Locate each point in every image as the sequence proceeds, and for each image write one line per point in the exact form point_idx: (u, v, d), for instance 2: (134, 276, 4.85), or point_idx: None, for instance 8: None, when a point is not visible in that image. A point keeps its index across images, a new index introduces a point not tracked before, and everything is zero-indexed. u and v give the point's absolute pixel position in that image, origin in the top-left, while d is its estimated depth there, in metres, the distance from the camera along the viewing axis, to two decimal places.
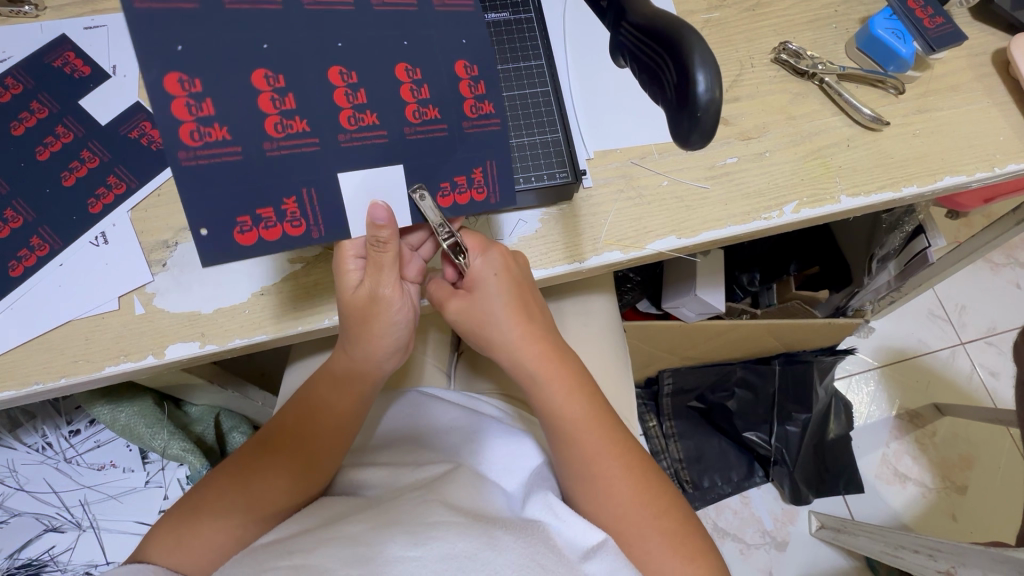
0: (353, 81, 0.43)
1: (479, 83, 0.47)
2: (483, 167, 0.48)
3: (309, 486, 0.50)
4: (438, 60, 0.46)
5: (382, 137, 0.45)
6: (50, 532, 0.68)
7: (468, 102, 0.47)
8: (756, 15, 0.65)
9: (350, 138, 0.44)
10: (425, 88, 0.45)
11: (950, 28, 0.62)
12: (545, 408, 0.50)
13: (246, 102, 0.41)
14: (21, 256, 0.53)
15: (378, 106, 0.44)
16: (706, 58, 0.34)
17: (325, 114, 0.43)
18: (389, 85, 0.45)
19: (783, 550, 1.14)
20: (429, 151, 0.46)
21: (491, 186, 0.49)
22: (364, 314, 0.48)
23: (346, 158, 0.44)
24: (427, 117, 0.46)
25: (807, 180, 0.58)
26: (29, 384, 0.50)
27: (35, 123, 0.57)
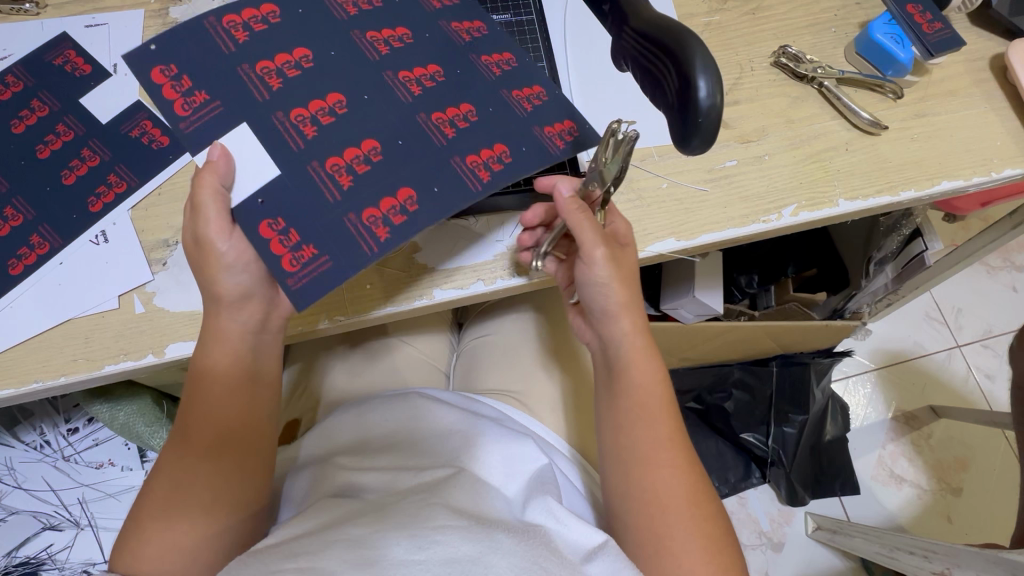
0: (330, 84, 0.48)
1: (452, 127, 0.49)
2: (406, 190, 0.46)
3: (213, 462, 0.47)
4: (391, 153, 0.47)
5: (309, 130, 0.46)
6: (47, 530, 0.69)
7: (371, 201, 0.45)
8: (756, 19, 0.65)
9: (282, 117, 0.46)
10: (354, 150, 0.46)
11: (950, 33, 0.62)
12: (630, 394, 0.51)
13: (263, 42, 0.48)
14: (21, 254, 0.53)
15: (320, 130, 0.47)
16: (708, 64, 0.34)
17: (299, 93, 0.47)
18: (354, 107, 0.48)
19: (778, 551, 1.15)
20: (292, 212, 0.45)
21: (410, 210, 0.46)
22: (201, 264, 0.46)
23: (262, 123, 0.46)
24: (315, 186, 0.45)
25: (806, 184, 0.59)
26: (29, 381, 0.50)
27: (35, 121, 0.57)
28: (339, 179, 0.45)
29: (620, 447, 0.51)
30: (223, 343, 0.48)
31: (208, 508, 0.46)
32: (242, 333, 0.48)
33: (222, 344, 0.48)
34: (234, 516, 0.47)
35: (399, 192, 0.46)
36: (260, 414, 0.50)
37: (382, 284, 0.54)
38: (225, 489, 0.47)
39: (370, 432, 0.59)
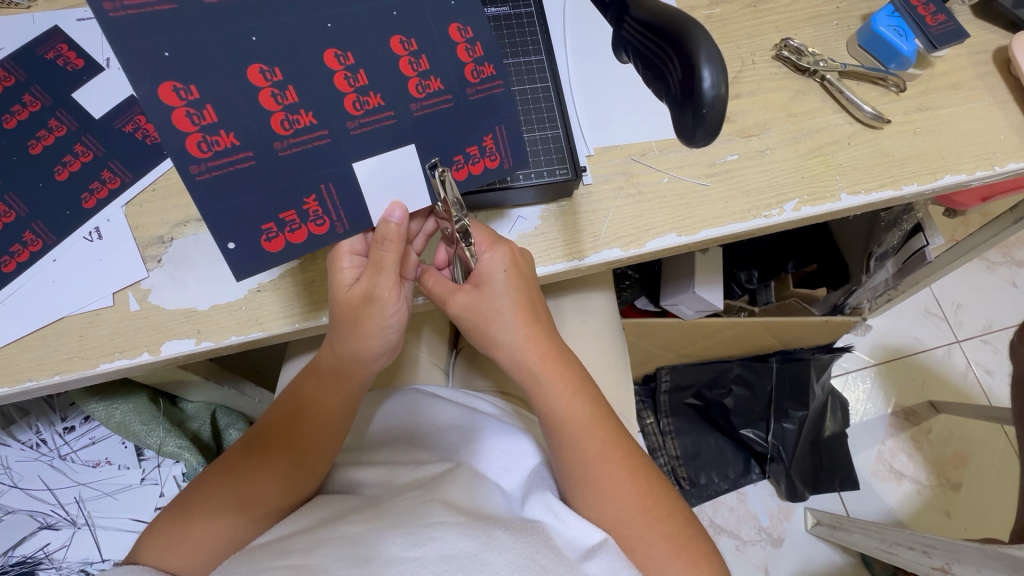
0: (350, 62, 0.43)
1: (476, 44, 0.46)
2: (493, 133, 0.48)
3: (312, 478, 0.51)
4: (440, 48, 0.45)
5: (390, 118, 0.45)
6: (45, 529, 0.68)
7: (474, 64, 0.46)
8: (758, 11, 0.64)
9: (358, 124, 0.44)
10: (421, 66, 0.45)
11: (953, 25, 0.62)
12: (546, 408, 0.50)
13: (248, 101, 0.41)
14: (14, 251, 0.53)
15: (378, 88, 0.44)
16: (712, 55, 0.33)
17: (327, 101, 0.43)
18: (386, 60, 0.44)
19: (778, 547, 1.15)
20: (446, 124, 0.47)
21: (502, 153, 0.49)
22: (355, 314, 0.48)
23: (357, 149, 0.45)
24: (437, 91, 0.46)
25: (808, 178, 0.58)
26: (23, 380, 0.50)
27: (27, 116, 0.56)
28: (441, 89, 0.46)
29: (579, 452, 0.49)
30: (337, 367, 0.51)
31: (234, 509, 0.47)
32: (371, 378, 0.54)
33: (344, 386, 0.52)
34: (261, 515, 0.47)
35: (466, 55, 0.46)
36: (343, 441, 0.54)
37: None
38: (261, 499, 0.48)
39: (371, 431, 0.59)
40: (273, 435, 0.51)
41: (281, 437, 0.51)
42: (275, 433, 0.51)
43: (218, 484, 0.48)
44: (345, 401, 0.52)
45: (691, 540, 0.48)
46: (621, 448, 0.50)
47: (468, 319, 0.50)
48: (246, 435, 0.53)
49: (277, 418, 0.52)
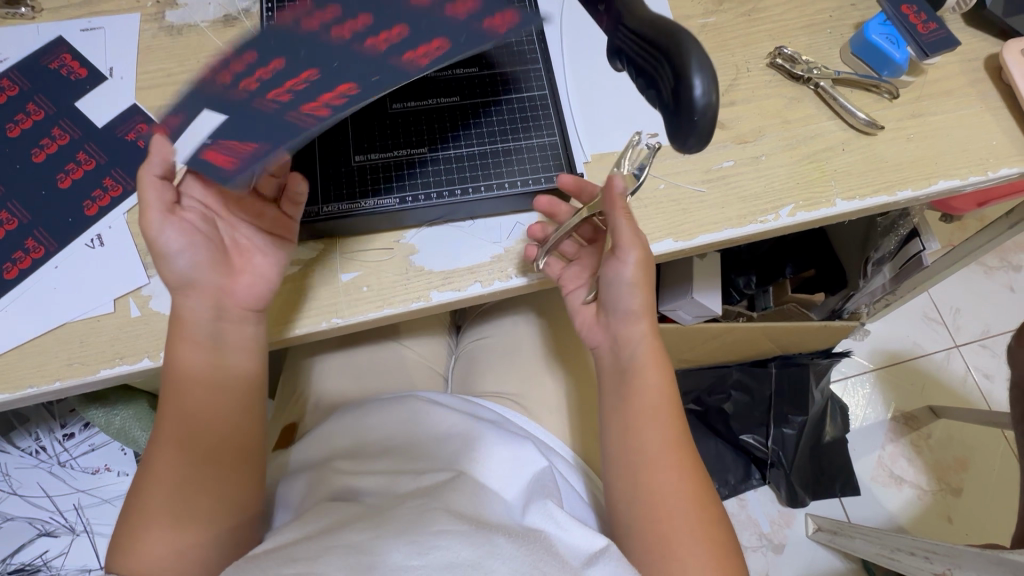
0: (262, 47, 0.42)
1: (340, 98, 0.42)
2: (249, 151, 0.42)
3: (242, 476, 0.49)
4: (446, 25, 0.42)
5: (227, 81, 0.42)
6: (43, 536, 0.67)
7: (434, 52, 0.42)
8: (753, 20, 0.65)
9: (225, 79, 0.43)
10: (430, 25, 0.42)
11: (944, 33, 0.62)
12: (634, 394, 0.52)
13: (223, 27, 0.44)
14: (16, 258, 0.53)
15: (410, 8, 0.42)
16: (703, 64, 0.34)
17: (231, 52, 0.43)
18: (285, 65, 0.42)
19: (779, 553, 1.15)
20: (363, 92, 0.42)
21: (233, 154, 0.43)
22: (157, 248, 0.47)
23: (342, 54, 0.42)
24: (405, 57, 0.42)
25: (803, 184, 0.59)
26: (24, 387, 0.50)
27: (30, 125, 0.57)
28: (418, 56, 0.42)
29: (630, 448, 0.50)
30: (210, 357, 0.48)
31: (193, 519, 0.47)
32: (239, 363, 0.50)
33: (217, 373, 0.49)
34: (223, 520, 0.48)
35: (448, 43, 0.42)
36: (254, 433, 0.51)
37: (379, 286, 0.54)
38: (204, 494, 0.47)
39: (369, 436, 0.59)
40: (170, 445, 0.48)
41: (174, 443, 0.47)
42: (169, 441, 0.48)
43: (154, 501, 0.47)
44: (219, 392, 0.49)
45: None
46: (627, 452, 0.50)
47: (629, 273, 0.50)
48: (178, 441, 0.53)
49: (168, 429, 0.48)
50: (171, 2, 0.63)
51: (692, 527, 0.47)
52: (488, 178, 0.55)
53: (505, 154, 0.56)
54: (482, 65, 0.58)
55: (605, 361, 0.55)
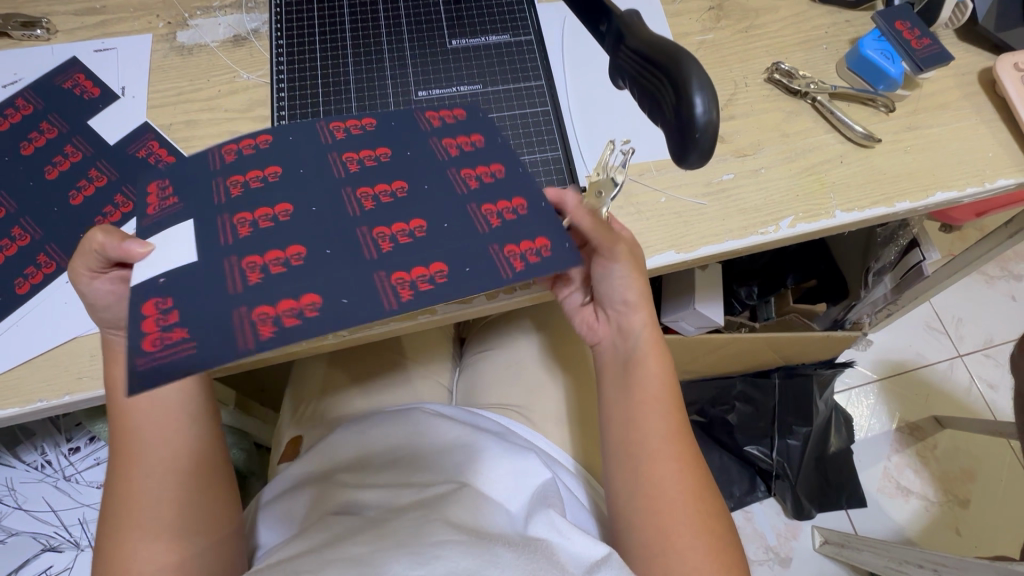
0: (278, 214, 0.45)
1: (283, 320, 0.40)
2: (188, 341, 0.40)
3: (216, 496, 0.49)
4: (449, 211, 0.48)
5: (227, 239, 0.44)
6: (48, 551, 0.68)
7: (419, 280, 0.44)
8: (750, 36, 0.67)
9: (226, 223, 0.44)
10: (432, 206, 0.48)
11: (938, 48, 0.63)
12: (639, 392, 0.52)
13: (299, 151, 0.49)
14: (28, 273, 0.54)
15: (431, 179, 0.49)
16: (704, 83, 0.35)
17: (259, 198, 0.46)
18: (277, 242, 0.44)
19: (786, 567, 1.14)
20: (306, 269, 0.43)
21: (162, 352, 0.39)
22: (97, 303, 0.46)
23: (339, 211, 0.47)
24: (380, 241, 0.45)
25: (803, 196, 0.60)
26: (33, 401, 0.50)
27: (44, 143, 0.58)
28: (386, 239, 0.45)
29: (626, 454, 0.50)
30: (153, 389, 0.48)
31: (180, 534, 0.46)
32: (175, 393, 0.48)
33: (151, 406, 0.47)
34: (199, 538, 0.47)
35: (423, 232, 0.46)
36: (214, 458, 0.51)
37: None
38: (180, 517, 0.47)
39: (375, 446, 0.59)
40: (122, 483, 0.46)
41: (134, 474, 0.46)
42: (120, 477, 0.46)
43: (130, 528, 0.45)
44: (172, 421, 0.48)
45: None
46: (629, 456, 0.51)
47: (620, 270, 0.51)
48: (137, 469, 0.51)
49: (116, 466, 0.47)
50: (182, 24, 0.65)
51: (698, 536, 0.47)
52: None
53: None
54: (486, 83, 0.61)
55: (606, 354, 0.55)
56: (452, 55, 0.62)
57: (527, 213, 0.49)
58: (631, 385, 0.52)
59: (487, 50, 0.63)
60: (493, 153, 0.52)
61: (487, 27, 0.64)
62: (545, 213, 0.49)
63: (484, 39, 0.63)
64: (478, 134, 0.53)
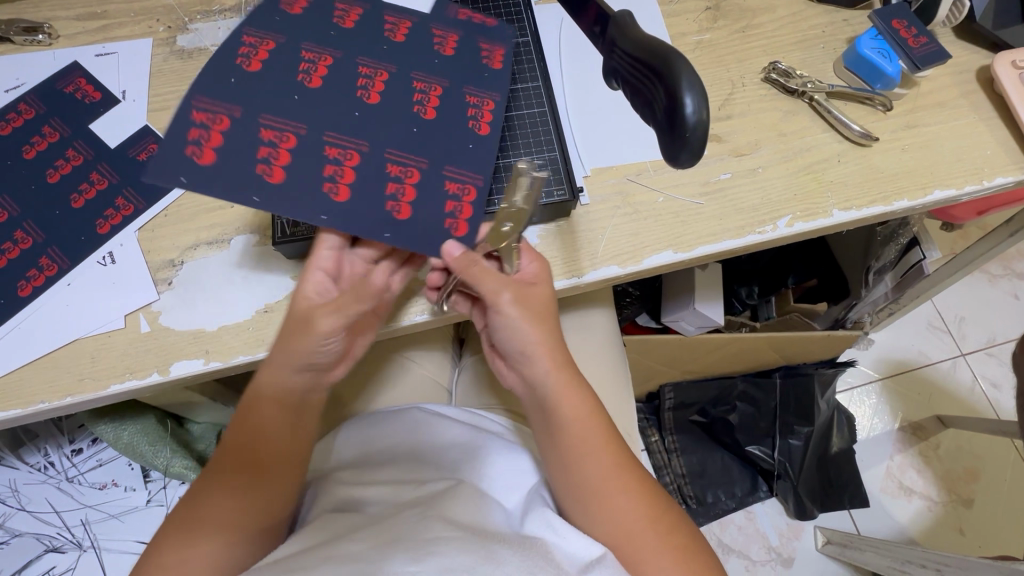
0: (316, 77, 0.53)
1: (232, 104, 0.51)
2: (264, 35, 0.54)
3: (284, 490, 0.50)
4: (244, 102, 0.51)
5: (338, 48, 0.55)
6: (51, 552, 0.67)
7: (239, 57, 0.53)
8: (747, 36, 0.67)
9: (310, 48, 0.55)
10: (280, 93, 0.52)
11: (935, 46, 0.63)
12: (562, 431, 0.51)
13: (407, 67, 0.56)
14: (30, 276, 0.54)
15: (308, 117, 0.52)
16: (693, 82, 0.35)
17: (349, 59, 0.55)
18: (326, 83, 0.53)
19: (789, 567, 1.13)
20: (298, 16, 0.56)
21: (263, 36, 0.54)
22: (291, 330, 0.49)
23: (351, 77, 0.54)
24: (298, 53, 0.54)
25: (801, 196, 0.60)
26: (35, 403, 0.51)
27: (46, 146, 0.59)
28: (218, 120, 0.49)
29: (585, 462, 0.50)
30: (275, 385, 0.50)
31: (234, 526, 0.47)
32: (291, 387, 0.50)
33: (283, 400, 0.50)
34: (256, 530, 0.48)
35: (250, 69, 0.52)
36: (299, 458, 0.52)
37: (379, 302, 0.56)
38: (253, 511, 0.48)
39: (376, 445, 0.60)
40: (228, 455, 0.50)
41: (225, 477, 0.49)
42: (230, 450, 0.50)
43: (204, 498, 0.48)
44: (280, 427, 0.50)
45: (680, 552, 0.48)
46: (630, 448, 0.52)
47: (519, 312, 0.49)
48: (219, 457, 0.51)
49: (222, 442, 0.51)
50: (182, 28, 0.65)
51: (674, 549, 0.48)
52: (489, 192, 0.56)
53: (507, 170, 0.57)
54: None
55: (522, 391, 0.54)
56: None
57: (187, 158, 0.47)
58: (552, 422, 0.51)
59: None
60: (291, 171, 0.49)
61: None
62: (166, 163, 0.47)
63: None
64: (347, 195, 0.50)
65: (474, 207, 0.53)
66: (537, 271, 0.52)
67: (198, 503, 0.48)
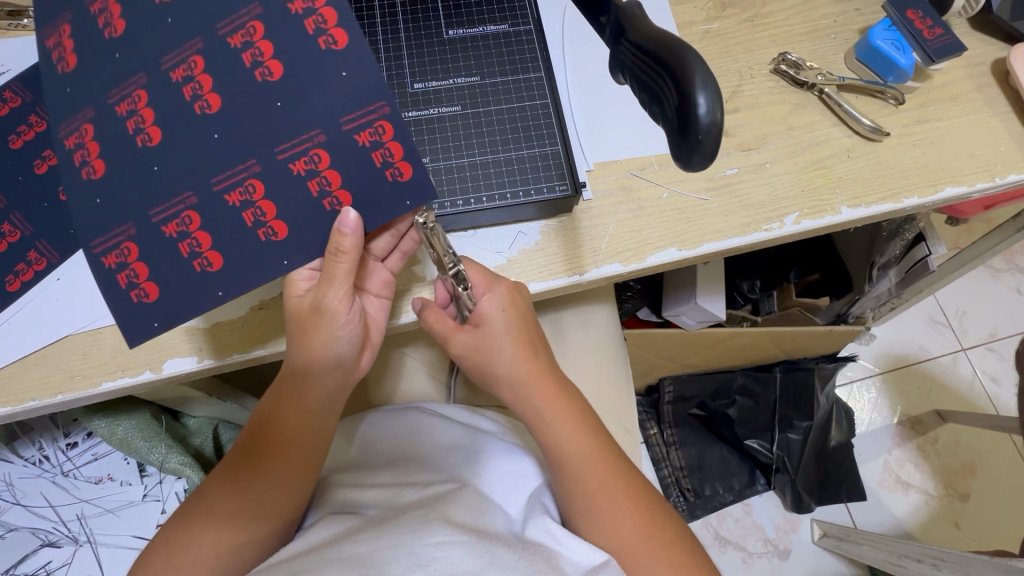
0: (141, 128, 0.45)
1: (116, 217, 0.46)
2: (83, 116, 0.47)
3: (285, 496, 0.50)
4: (129, 216, 0.46)
5: (138, 74, 0.45)
6: (46, 547, 0.66)
7: (80, 167, 0.47)
8: (756, 26, 0.65)
9: (113, 99, 0.46)
10: (140, 173, 0.45)
11: (951, 38, 0.62)
12: (549, 442, 0.51)
13: (211, 37, 0.43)
14: (18, 270, 0.53)
15: (184, 181, 0.45)
16: (708, 80, 0.33)
17: (156, 86, 0.45)
18: (151, 135, 0.45)
19: (785, 559, 1.14)
20: (74, 74, 0.47)
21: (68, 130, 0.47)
22: (304, 324, 0.47)
23: (166, 99, 0.44)
24: (114, 109, 0.46)
25: (809, 192, 0.58)
26: (26, 400, 0.50)
27: (32, 136, 0.56)
28: (126, 251, 0.46)
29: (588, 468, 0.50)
30: (294, 385, 0.49)
31: (234, 529, 0.47)
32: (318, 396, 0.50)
33: (303, 405, 0.50)
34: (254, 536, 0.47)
35: (99, 176, 0.46)
36: (309, 466, 0.51)
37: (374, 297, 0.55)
38: (250, 515, 0.48)
39: (373, 448, 0.60)
40: (246, 443, 0.51)
41: (229, 478, 0.49)
42: (249, 438, 0.51)
43: (218, 480, 0.49)
44: (293, 433, 0.50)
45: (679, 555, 0.48)
46: (606, 462, 0.51)
47: (467, 358, 0.52)
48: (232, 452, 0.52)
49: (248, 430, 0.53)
50: None
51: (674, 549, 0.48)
52: (489, 187, 0.54)
53: (507, 164, 0.55)
54: (483, 74, 0.57)
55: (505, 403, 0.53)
56: (449, 46, 0.58)
57: (140, 305, 0.47)
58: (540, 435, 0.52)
59: (483, 40, 0.58)
60: (223, 249, 0.46)
61: (484, 16, 0.59)
62: (132, 322, 0.47)
63: (481, 28, 0.59)
64: (285, 229, 0.46)
65: (401, 142, 0.44)
66: (504, 298, 0.50)
67: (207, 493, 0.49)
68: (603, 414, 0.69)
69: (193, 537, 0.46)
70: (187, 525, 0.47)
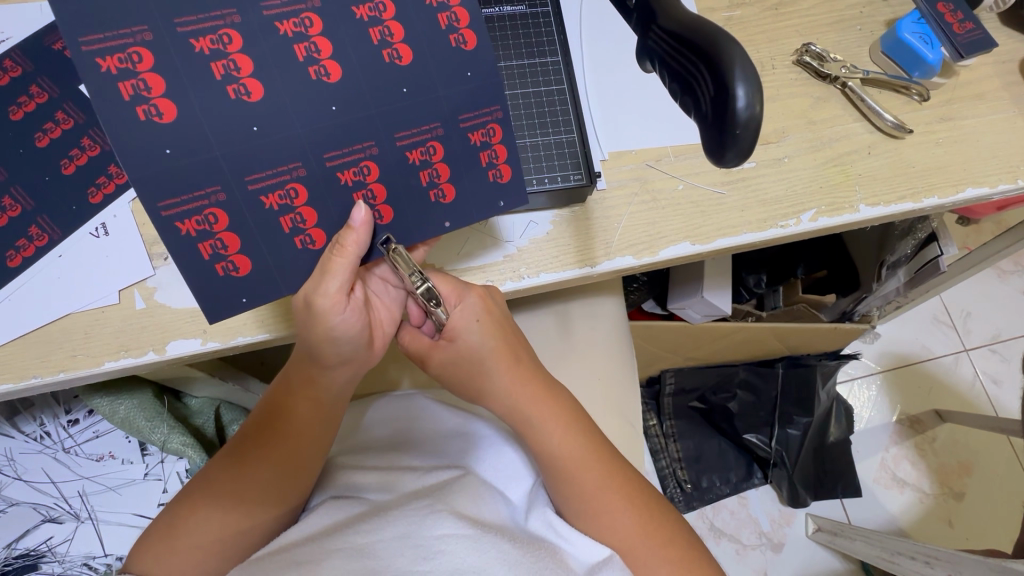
0: (240, 74, 0.40)
1: (192, 168, 0.41)
2: (135, 33, 0.38)
3: (288, 484, 0.49)
4: (218, 178, 0.41)
5: (231, 14, 0.40)
6: (48, 522, 0.67)
7: (137, 106, 0.39)
8: (780, 14, 0.63)
9: (185, 23, 0.39)
10: (232, 132, 0.41)
11: (981, 33, 0.60)
12: (541, 448, 0.50)
13: (346, 11, 0.42)
14: (20, 245, 0.52)
15: (296, 149, 0.42)
16: (747, 72, 0.32)
17: (265, 38, 0.40)
18: (279, 88, 0.41)
19: (778, 552, 1.15)
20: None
21: (111, 45, 0.38)
22: (303, 320, 0.45)
23: (283, 49, 0.41)
24: (188, 43, 0.39)
25: (827, 188, 0.57)
26: (28, 377, 0.50)
27: (34, 108, 0.54)
28: (214, 218, 0.42)
29: (588, 461, 0.49)
30: (302, 373, 0.48)
31: (234, 509, 0.47)
32: (338, 385, 0.49)
33: (314, 394, 0.49)
34: (248, 527, 0.47)
35: (170, 120, 0.39)
36: (313, 454, 0.50)
37: None
38: (245, 506, 0.47)
39: (370, 434, 0.60)
40: (253, 429, 0.50)
41: (230, 463, 0.49)
42: (254, 425, 0.50)
43: (220, 466, 0.49)
44: (296, 424, 0.49)
45: (679, 550, 0.48)
46: (602, 457, 0.50)
47: (455, 372, 0.50)
48: (236, 434, 0.51)
49: (254, 413, 0.52)
50: None
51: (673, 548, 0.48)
52: None
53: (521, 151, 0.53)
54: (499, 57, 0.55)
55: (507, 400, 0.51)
56: None
57: (227, 279, 0.44)
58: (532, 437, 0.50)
59: (498, 21, 0.56)
60: (330, 228, 0.45)
61: None
62: (218, 299, 0.44)
63: (497, 9, 0.56)
64: (392, 214, 0.46)
65: (508, 145, 0.47)
66: (479, 305, 0.49)
67: (207, 478, 0.49)
68: (608, 407, 0.68)
69: (197, 521, 0.46)
70: (183, 510, 0.47)
